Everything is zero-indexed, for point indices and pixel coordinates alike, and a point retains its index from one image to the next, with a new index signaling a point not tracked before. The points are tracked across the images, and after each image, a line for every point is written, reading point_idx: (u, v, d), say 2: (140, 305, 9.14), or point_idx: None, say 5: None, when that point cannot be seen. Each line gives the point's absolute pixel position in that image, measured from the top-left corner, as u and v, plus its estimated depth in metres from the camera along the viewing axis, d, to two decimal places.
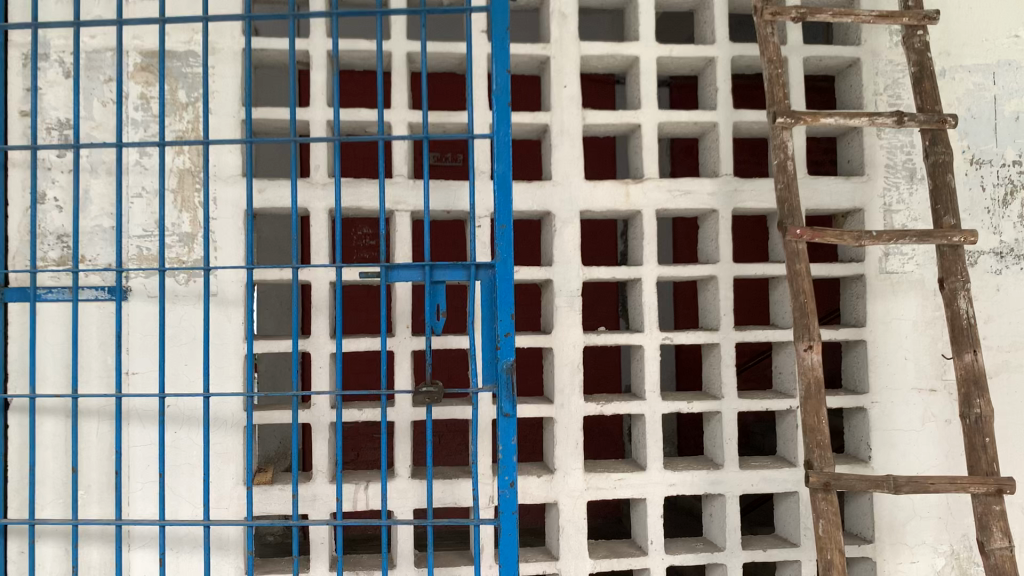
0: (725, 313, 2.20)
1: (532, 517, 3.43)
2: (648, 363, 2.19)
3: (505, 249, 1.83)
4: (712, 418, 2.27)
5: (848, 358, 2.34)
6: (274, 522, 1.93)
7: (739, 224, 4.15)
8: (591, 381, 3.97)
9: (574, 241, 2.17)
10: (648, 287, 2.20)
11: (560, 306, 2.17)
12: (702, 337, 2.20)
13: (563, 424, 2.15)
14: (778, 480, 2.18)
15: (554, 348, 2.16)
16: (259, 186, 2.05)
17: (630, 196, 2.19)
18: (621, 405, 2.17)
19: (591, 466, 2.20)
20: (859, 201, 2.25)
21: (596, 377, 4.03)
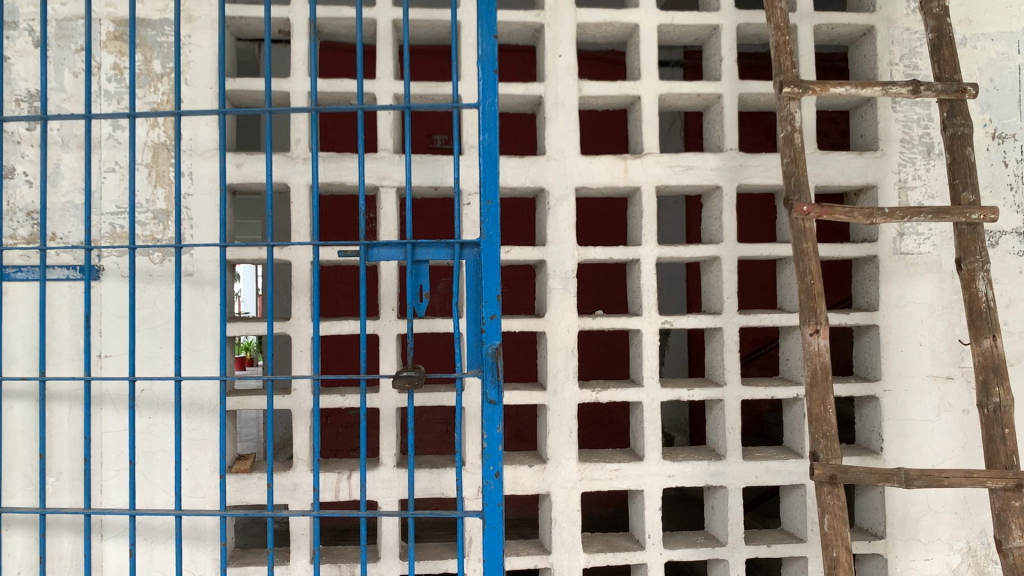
0: (728, 296, 2.09)
1: (518, 508, 3.36)
2: (646, 348, 2.09)
3: (491, 227, 1.73)
4: (714, 406, 2.16)
5: (860, 344, 2.22)
6: (249, 513, 1.84)
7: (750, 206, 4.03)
8: (587, 367, 3.86)
9: (569, 219, 2.06)
10: (647, 269, 2.09)
11: (553, 288, 2.06)
12: (704, 321, 2.09)
13: (556, 411, 2.05)
14: (783, 472, 2.07)
15: (548, 332, 2.06)
16: (237, 160, 1.97)
17: (629, 172, 2.07)
18: (618, 392, 2.06)
19: (586, 456, 2.10)
20: (872, 177, 2.12)
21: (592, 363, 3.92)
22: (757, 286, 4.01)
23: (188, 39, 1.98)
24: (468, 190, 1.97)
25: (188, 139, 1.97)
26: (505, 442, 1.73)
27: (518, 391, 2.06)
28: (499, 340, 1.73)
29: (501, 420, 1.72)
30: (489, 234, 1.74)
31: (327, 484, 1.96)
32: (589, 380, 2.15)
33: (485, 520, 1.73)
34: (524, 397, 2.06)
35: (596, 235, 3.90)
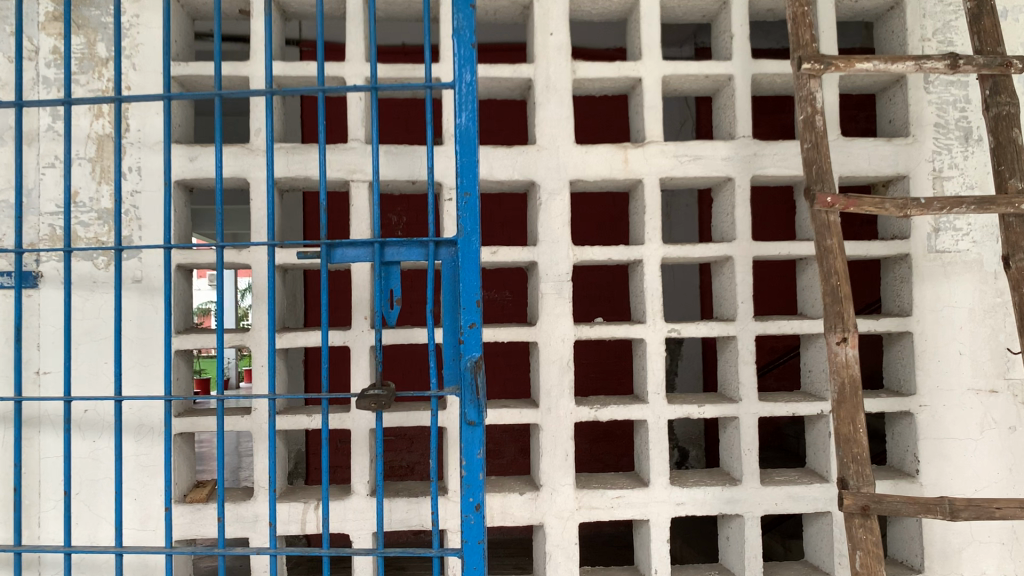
0: (743, 301, 1.86)
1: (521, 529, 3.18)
2: (651, 360, 1.86)
3: (469, 222, 1.51)
4: (728, 424, 1.93)
5: (891, 354, 1.99)
6: (199, 551, 1.62)
7: (766, 205, 3.80)
8: (591, 380, 3.56)
9: (563, 216, 1.85)
10: (652, 271, 1.87)
11: (546, 294, 1.84)
12: (715, 328, 1.86)
13: (550, 431, 1.83)
14: (806, 498, 1.84)
15: (540, 342, 1.84)
16: (190, 154, 1.77)
17: (629, 163, 1.85)
18: (619, 409, 1.84)
19: (585, 482, 1.88)
20: (904, 167, 1.89)
21: (595, 376, 3.56)
22: (774, 293, 3.77)
23: (135, 19, 1.78)
24: (448, 183, 1.76)
25: (135, 131, 1.77)
26: (488, 469, 1.51)
27: (507, 408, 1.84)
28: (479, 352, 1.51)
29: (483, 444, 1.50)
30: (467, 231, 1.52)
31: (293, 514, 1.75)
32: (588, 397, 1.92)
33: (465, 559, 1.51)
34: (514, 416, 1.84)
35: (592, 236, 3.59)
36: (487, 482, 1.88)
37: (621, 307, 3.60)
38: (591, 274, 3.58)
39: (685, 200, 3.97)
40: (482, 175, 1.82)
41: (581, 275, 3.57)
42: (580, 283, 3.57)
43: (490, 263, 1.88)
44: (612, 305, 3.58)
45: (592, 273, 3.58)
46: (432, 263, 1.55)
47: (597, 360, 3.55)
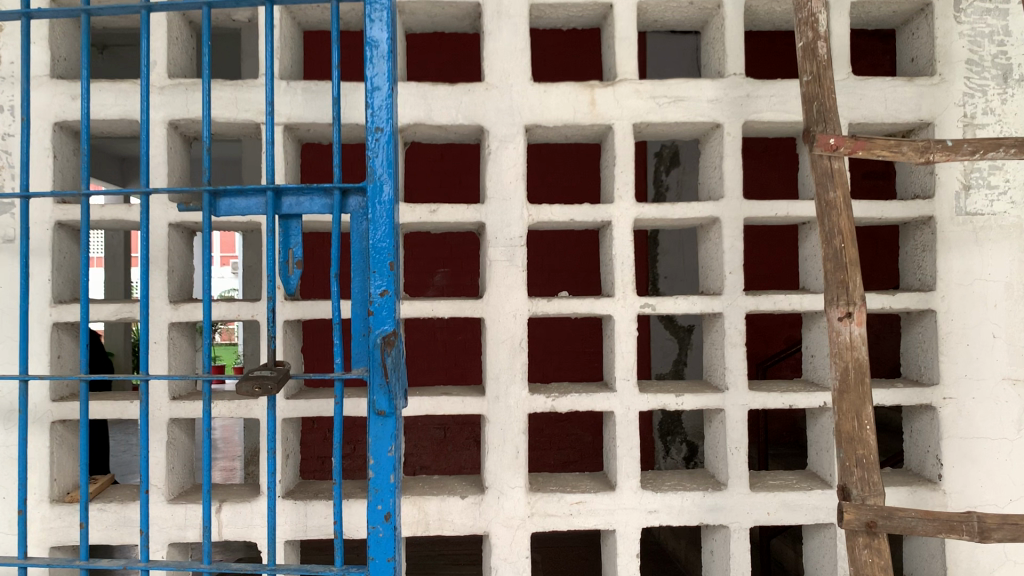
0: (731, 271, 1.56)
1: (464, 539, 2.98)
2: (621, 341, 1.56)
3: (380, 165, 1.23)
4: (713, 418, 1.63)
5: (911, 336, 1.68)
6: (62, 563, 1.35)
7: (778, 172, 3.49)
8: (568, 369, 3.15)
9: (516, 168, 1.55)
10: (622, 234, 1.56)
11: (496, 263, 1.54)
12: (696, 303, 1.56)
13: (498, 424, 1.54)
14: (803, 507, 1.55)
15: (487, 318, 1.55)
16: (71, 90, 1.49)
17: (596, 105, 1.55)
18: (580, 399, 1.54)
19: (539, 483, 1.59)
20: (928, 112, 1.58)
21: (574, 365, 3.16)
22: (786, 275, 3.46)
23: None
24: None
25: (7, 64, 1.50)
26: (401, 470, 1.23)
27: (449, 396, 1.54)
28: (391, 325, 1.22)
29: (396, 439, 1.21)
30: (378, 174, 1.23)
31: (189, 519, 1.49)
32: (546, 384, 1.63)
33: None
34: (456, 405, 1.55)
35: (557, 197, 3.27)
36: (425, 484, 1.59)
37: (581, 278, 3.21)
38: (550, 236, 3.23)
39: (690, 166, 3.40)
40: (420, 119, 1.53)
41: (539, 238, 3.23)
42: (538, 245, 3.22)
43: (431, 225, 1.58)
44: (569, 273, 3.20)
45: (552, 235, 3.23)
46: (337, 215, 1.26)
47: (555, 342, 3.14)
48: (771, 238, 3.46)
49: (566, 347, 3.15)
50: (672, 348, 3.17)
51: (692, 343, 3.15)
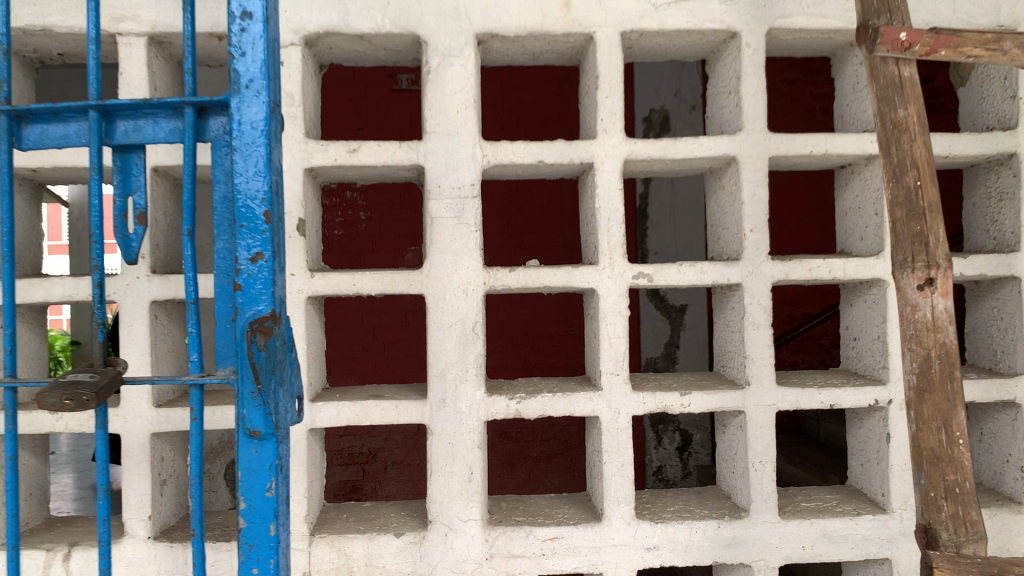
0: (752, 228, 1.17)
1: None
2: (607, 323, 1.17)
3: (249, 68, 0.84)
4: (728, 422, 1.24)
5: (983, 312, 1.29)
6: None
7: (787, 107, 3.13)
8: (551, 353, 2.78)
9: (465, 93, 1.15)
10: (609, 183, 1.17)
11: (443, 220, 1.14)
12: (708, 271, 1.17)
13: (444, 437, 1.14)
14: (847, 540, 1.18)
15: (427, 296, 1.15)
16: None
17: (572, 7, 1.16)
18: (554, 402, 1.15)
19: (502, 513, 1.20)
20: (1009, 16, 1.19)
21: (559, 349, 2.79)
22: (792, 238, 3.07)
23: None
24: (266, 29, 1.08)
25: None
26: (286, 516, 0.84)
27: (378, 399, 1.15)
28: (267, 305, 0.83)
29: (278, 470, 0.83)
30: (247, 82, 0.84)
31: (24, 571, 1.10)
32: (511, 382, 1.24)
33: None
34: (389, 414, 1.15)
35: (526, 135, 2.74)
36: (351, 517, 1.20)
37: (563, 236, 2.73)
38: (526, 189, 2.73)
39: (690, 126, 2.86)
40: (334, 26, 1.13)
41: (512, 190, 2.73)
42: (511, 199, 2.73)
43: (354, 171, 1.19)
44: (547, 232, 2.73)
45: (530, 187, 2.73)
46: (191, 145, 0.86)
47: (534, 325, 2.78)
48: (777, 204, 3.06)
49: (550, 330, 2.79)
50: (664, 330, 2.77)
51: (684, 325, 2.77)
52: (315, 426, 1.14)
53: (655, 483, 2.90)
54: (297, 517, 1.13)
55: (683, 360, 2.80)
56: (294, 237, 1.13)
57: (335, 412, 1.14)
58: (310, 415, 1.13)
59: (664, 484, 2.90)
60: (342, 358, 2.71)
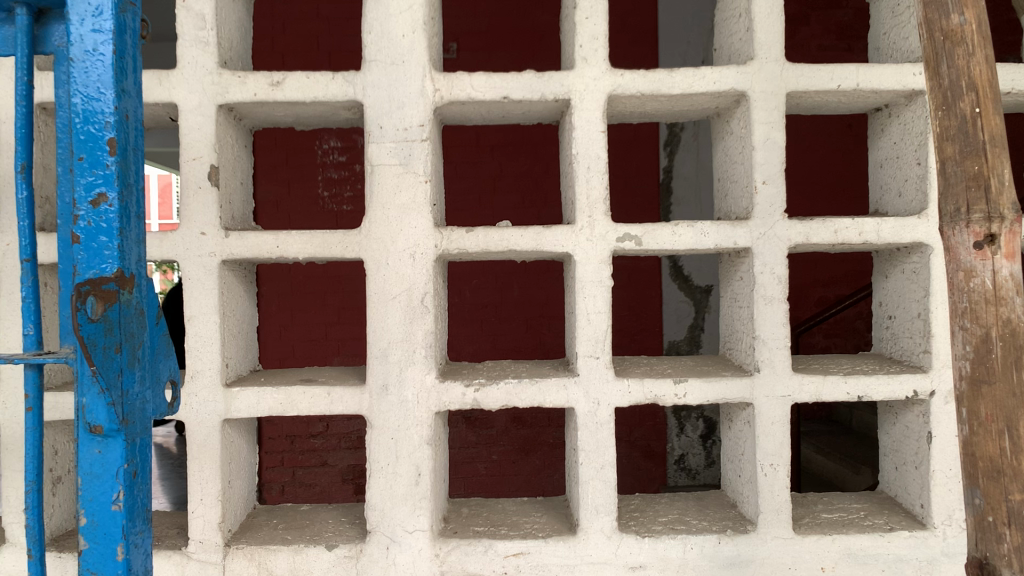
0: (764, 181, 0.96)
1: None
2: (586, 294, 0.95)
3: None
4: (733, 416, 1.04)
5: None
6: None
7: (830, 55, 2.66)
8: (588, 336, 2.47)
9: (412, 13, 0.94)
10: (588, 124, 0.95)
11: (385, 168, 0.94)
12: (709, 232, 0.95)
13: (384, 432, 0.94)
14: (878, 561, 0.96)
15: (365, 262, 0.95)
16: None
17: None
18: (518, 389, 0.95)
19: (461, 522, 1.00)
20: None
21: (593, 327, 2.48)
22: (823, 199, 2.52)
23: None
24: None
25: None
26: (134, 534, 0.65)
27: (307, 385, 0.96)
28: (112, 262, 0.64)
29: (125, 477, 0.64)
30: None
31: None
32: (474, 365, 1.04)
33: None
34: (320, 403, 0.95)
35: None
36: (281, 524, 1.01)
37: (525, 185, 2.33)
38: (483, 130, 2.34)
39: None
40: None
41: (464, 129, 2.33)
42: (463, 145, 2.34)
43: (284, 111, 0.99)
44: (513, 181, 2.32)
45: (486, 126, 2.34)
46: (21, 56, 0.66)
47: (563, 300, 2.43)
48: (819, 179, 2.52)
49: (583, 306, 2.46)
50: (688, 311, 2.46)
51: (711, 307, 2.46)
52: (230, 416, 0.95)
53: (677, 474, 2.56)
54: (209, 525, 0.94)
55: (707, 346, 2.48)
56: (205, 188, 0.94)
57: (255, 400, 0.95)
58: (225, 403, 0.94)
59: (687, 474, 2.57)
60: (351, 338, 2.38)
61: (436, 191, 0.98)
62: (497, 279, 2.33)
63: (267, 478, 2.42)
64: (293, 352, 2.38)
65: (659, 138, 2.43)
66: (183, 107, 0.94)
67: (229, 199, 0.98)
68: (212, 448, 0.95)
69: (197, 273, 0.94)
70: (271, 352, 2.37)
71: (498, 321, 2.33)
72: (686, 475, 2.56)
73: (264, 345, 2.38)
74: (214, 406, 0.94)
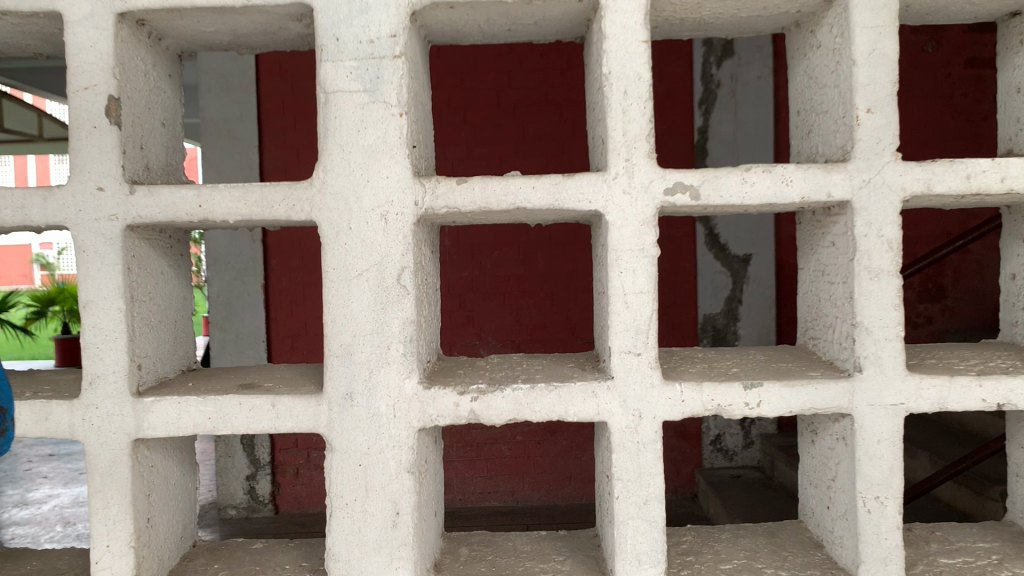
0: (865, 108, 0.69)
1: None
2: (620, 269, 0.69)
3: None
4: (819, 430, 0.78)
5: None
6: None
7: None
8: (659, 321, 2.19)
9: None
10: (625, 32, 0.69)
11: (344, 97, 0.69)
12: (793, 179, 0.69)
13: (350, 460, 0.69)
14: None
15: (320, 225, 0.69)
16: None
17: None
18: (532, 396, 0.70)
19: (456, 571, 0.76)
20: None
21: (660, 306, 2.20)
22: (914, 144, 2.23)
23: None
24: None
25: None
26: None
27: (245, 393, 0.71)
28: None
29: None
30: None
31: None
32: (473, 365, 0.78)
33: None
34: (263, 421, 0.70)
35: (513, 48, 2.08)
36: (222, 572, 0.77)
37: (551, 150, 2.08)
38: (506, 90, 2.09)
39: (758, 67, 2.15)
40: None
41: (487, 88, 2.09)
42: (485, 104, 2.09)
43: (212, 23, 0.74)
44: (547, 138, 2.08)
45: (510, 85, 2.08)
46: None
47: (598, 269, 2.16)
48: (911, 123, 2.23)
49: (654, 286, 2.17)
50: (725, 283, 2.19)
51: (750, 278, 2.19)
52: (142, 435, 0.70)
53: (712, 456, 2.28)
54: None
55: (747, 322, 2.21)
56: (102, 128, 0.69)
57: (174, 414, 0.70)
58: (135, 418, 0.70)
59: (723, 456, 2.30)
60: None
61: (417, 128, 0.72)
62: (520, 250, 2.06)
63: (279, 461, 2.18)
64: (306, 328, 2.11)
65: (693, 96, 2.14)
66: (72, 16, 0.69)
67: (141, 144, 0.74)
68: (120, 478, 0.70)
69: (94, 243, 0.69)
70: (283, 329, 2.10)
71: (522, 294, 2.07)
72: (722, 457, 2.28)
73: (274, 323, 2.11)
74: (121, 422, 0.70)
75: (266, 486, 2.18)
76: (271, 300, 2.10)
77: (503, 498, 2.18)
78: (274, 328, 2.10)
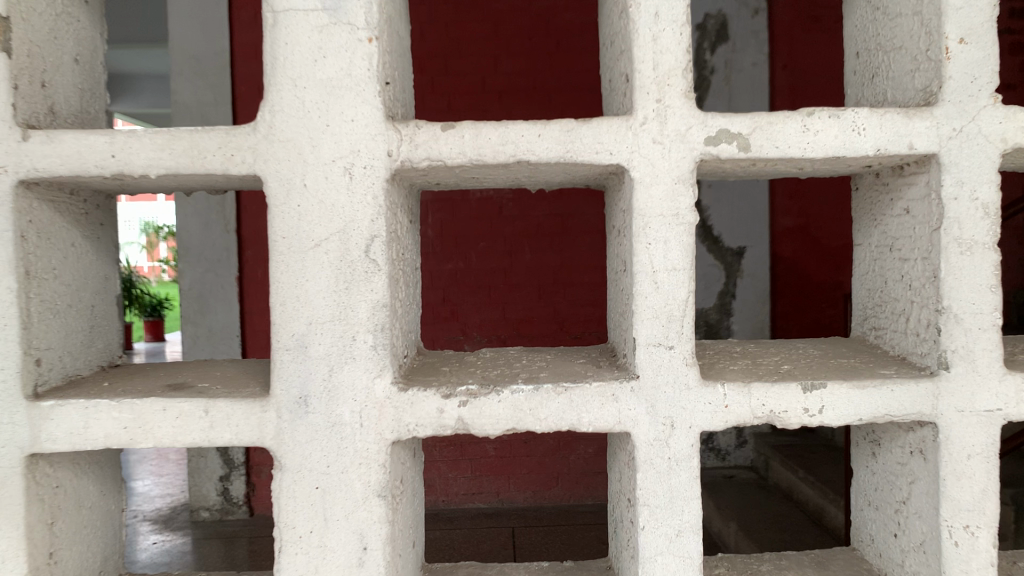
0: (956, 33, 0.55)
1: None
2: (647, 239, 0.54)
3: None
4: (886, 440, 0.63)
5: None
6: None
7: None
8: None
9: None
10: None
11: (298, 18, 0.54)
12: (867, 125, 0.55)
13: (304, 481, 0.54)
14: None
15: (266, 183, 0.54)
16: None
17: None
18: (536, 402, 0.55)
19: None
20: None
21: None
22: None
23: None
24: None
25: None
26: None
27: (173, 396, 0.56)
28: None
29: None
30: None
31: None
32: (462, 362, 0.64)
33: None
34: (194, 434, 0.55)
35: (498, 27, 1.80)
36: None
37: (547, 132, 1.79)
38: (491, 73, 1.80)
39: (756, 51, 1.84)
40: None
41: (471, 71, 1.80)
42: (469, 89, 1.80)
43: None
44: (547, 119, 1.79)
45: (495, 68, 1.80)
46: None
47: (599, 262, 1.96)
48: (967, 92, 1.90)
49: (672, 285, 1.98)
50: (717, 277, 1.89)
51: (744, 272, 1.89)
52: (39, 450, 0.55)
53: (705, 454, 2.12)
54: None
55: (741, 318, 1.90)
56: None
57: (79, 423, 0.55)
58: (30, 429, 0.54)
59: (714, 455, 2.13)
60: None
61: (392, 62, 0.57)
62: (507, 240, 1.89)
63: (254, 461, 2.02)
64: None
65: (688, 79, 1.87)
66: None
67: (42, 80, 0.58)
68: (11, 504, 0.55)
69: None
70: (255, 323, 1.92)
71: (509, 287, 1.90)
72: (715, 456, 2.12)
73: (249, 316, 1.93)
74: (11, 434, 0.54)
75: (241, 487, 2.02)
76: (244, 293, 1.91)
77: (488, 499, 2.01)
78: (248, 321, 1.92)
